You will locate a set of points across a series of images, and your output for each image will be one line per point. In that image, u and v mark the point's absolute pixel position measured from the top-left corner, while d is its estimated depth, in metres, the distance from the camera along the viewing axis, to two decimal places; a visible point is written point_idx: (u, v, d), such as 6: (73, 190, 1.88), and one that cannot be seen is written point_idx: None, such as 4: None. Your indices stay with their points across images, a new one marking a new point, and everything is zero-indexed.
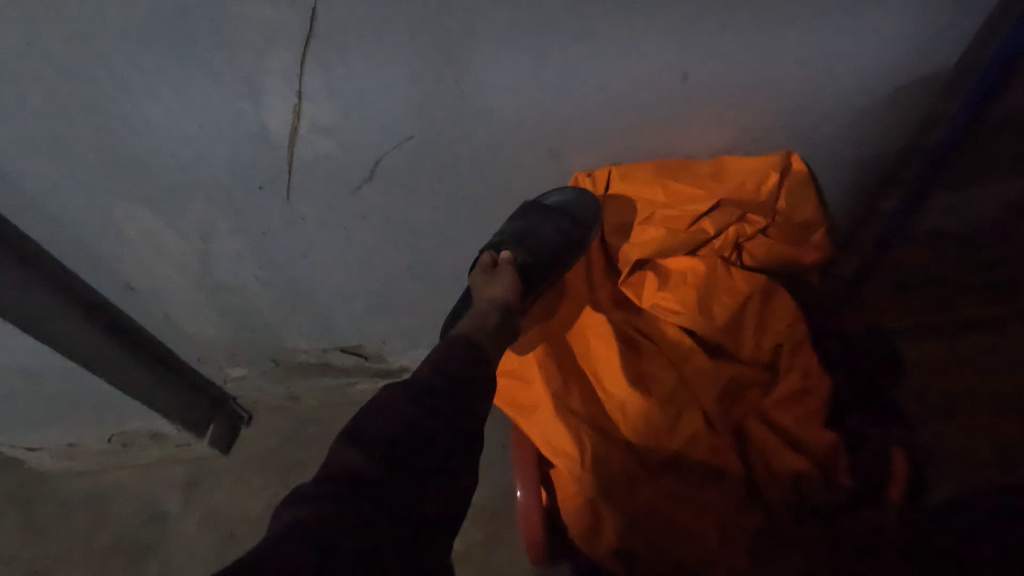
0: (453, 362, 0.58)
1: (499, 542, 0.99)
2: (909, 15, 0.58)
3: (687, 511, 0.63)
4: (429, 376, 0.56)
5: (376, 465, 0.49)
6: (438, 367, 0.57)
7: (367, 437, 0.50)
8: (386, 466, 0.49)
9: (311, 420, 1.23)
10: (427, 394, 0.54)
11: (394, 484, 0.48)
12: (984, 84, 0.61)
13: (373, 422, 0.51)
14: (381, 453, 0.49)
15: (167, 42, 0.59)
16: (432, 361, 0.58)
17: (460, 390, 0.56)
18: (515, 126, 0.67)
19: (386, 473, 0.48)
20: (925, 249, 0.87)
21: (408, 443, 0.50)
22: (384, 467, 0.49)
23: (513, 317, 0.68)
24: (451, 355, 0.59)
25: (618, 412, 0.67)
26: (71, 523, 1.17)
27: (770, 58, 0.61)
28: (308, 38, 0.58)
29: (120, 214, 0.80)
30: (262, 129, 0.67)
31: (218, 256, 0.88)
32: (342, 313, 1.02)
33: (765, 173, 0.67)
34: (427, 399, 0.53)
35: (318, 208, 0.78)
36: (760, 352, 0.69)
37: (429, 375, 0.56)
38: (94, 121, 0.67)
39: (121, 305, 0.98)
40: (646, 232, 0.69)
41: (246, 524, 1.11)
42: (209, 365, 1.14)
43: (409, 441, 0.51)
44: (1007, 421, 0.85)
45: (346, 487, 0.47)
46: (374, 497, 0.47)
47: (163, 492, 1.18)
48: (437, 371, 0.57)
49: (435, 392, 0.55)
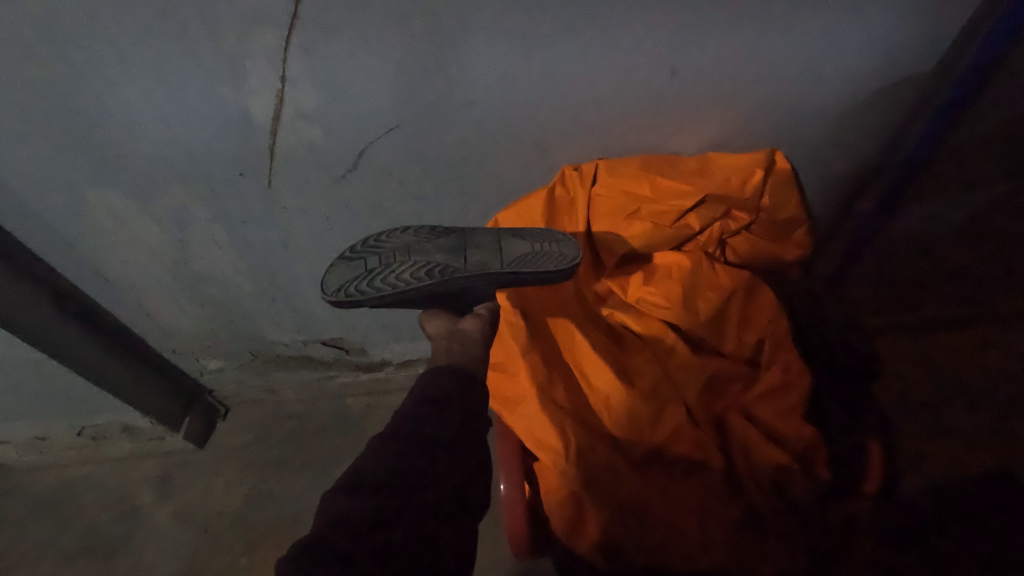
0: (435, 390, 0.56)
1: (483, 537, 0.99)
2: (892, 16, 0.58)
3: (669, 504, 0.63)
4: (410, 409, 0.54)
5: (364, 483, 0.48)
6: (415, 398, 0.55)
7: (356, 462, 0.50)
8: (370, 482, 0.47)
9: (291, 413, 1.21)
10: (409, 424, 0.52)
11: (383, 497, 0.47)
12: (968, 72, 0.64)
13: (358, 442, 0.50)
14: (369, 466, 0.49)
15: (142, 20, 0.57)
16: (410, 396, 0.56)
17: (444, 412, 0.54)
18: (502, 117, 0.66)
19: (372, 486, 0.47)
20: (912, 249, 0.88)
21: (394, 458, 0.49)
22: (371, 485, 0.47)
23: (454, 329, 0.67)
24: (425, 385, 0.57)
25: (601, 405, 0.66)
26: (40, 518, 1.14)
27: (757, 56, 0.61)
28: (292, 22, 0.57)
29: (92, 200, 0.77)
30: (244, 114, 0.66)
31: (198, 244, 0.85)
32: (323, 306, 1.00)
33: (751, 170, 0.67)
34: (410, 426, 0.52)
35: (300, 197, 0.77)
36: (743, 346, 0.69)
37: (410, 408, 0.54)
38: (66, 102, 0.64)
39: (94, 294, 0.94)
40: (632, 227, 0.68)
41: (223, 519, 1.08)
42: (187, 358, 1.12)
43: (396, 456, 0.49)
44: (977, 418, 0.88)
45: (330, 525, 0.45)
46: (364, 513, 0.46)
47: (139, 485, 1.15)
48: (419, 403, 0.54)
49: (417, 421, 0.52)
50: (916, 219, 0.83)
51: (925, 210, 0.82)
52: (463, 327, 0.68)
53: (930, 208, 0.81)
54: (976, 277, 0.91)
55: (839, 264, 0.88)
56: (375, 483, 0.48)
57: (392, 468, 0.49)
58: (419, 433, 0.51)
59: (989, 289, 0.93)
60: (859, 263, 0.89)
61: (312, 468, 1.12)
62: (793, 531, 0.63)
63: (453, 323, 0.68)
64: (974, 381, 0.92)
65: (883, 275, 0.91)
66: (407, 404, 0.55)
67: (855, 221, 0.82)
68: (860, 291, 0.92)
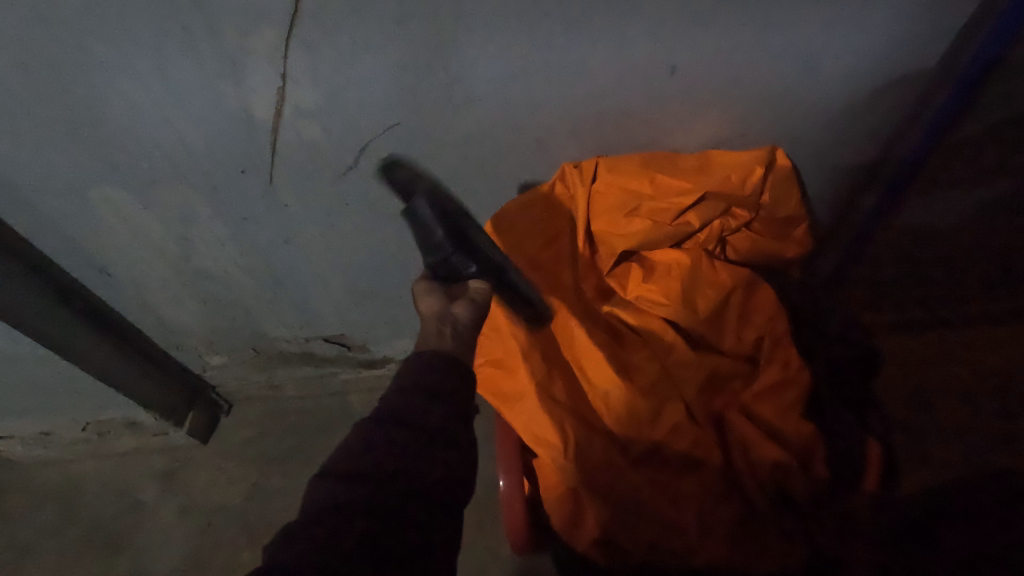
0: (421, 376, 0.55)
1: (484, 534, 0.99)
2: (893, 13, 0.58)
3: (667, 500, 0.63)
4: (396, 398, 0.53)
5: (358, 476, 0.48)
6: (399, 386, 0.54)
7: (344, 451, 0.50)
8: (361, 472, 0.48)
9: (294, 410, 1.22)
10: (399, 413, 0.52)
11: (375, 488, 0.47)
12: (976, 69, 0.62)
13: (349, 441, 0.50)
14: (360, 458, 0.49)
15: (143, 17, 0.57)
16: (395, 383, 0.55)
17: (432, 400, 0.53)
18: (502, 114, 0.66)
19: (364, 477, 0.48)
20: (918, 246, 0.87)
21: (387, 450, 0.49)
22: (364, 475, 0.48)
23: (445, 312, 0.66)
24: (410, 371, 0.55)
25: (600, 401, 0.67)
26: (45, 512, 1.15)
27: (759, 52, 0.61)
28: (293, 20, 0.57)
29: (95, 196, 0.78)
30: (245, 111, 0.66)
31: (200, 240, 0.86)
32: (324, 303, 1.01)
33: (750, 167, 0.67)
34: (399, 414, 0.51)
35: (301, 193, 0.77)
36: (742, 344, 0.70)
37: (396, 396, 0.53)
38: (67, 99, 0.65)
39: (99, 290, 0.95)
40: (632, 225, 0.68)
41: (225, 515, 1.09)
42: (190, 353, 1.13)
43: (387, 447, 0.49)
44: (975, 416, 0.89)
45: (321, 515, 0.46)
46: (356, 504, 0.46)
47: (143, 480, 1.16)
48: (407, 392, 0.53)
49: (407, 409, 0.52)
50: (920, 217, 0.83)
51: (927, 208, 0.81)
52: (454, 312, 0.66)
53: (932, 207, 0.81)
54: (982, 277, 0.90)
55: (839, 261, 0.89)
56: (367, 473, 0.48)
57: (383, 461, 0.49)
58: (407, 421, 0.51)
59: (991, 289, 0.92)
60: (860, 260, 0.89)
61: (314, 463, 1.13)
62: (790, 530, 0.63)
63: (444, 307, 0.67)
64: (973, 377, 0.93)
65: (885, 273, 0.91)
66: (389, 392, 0.54)
67: (858, 218, 0.82)
68: (861, 287, 0.92)
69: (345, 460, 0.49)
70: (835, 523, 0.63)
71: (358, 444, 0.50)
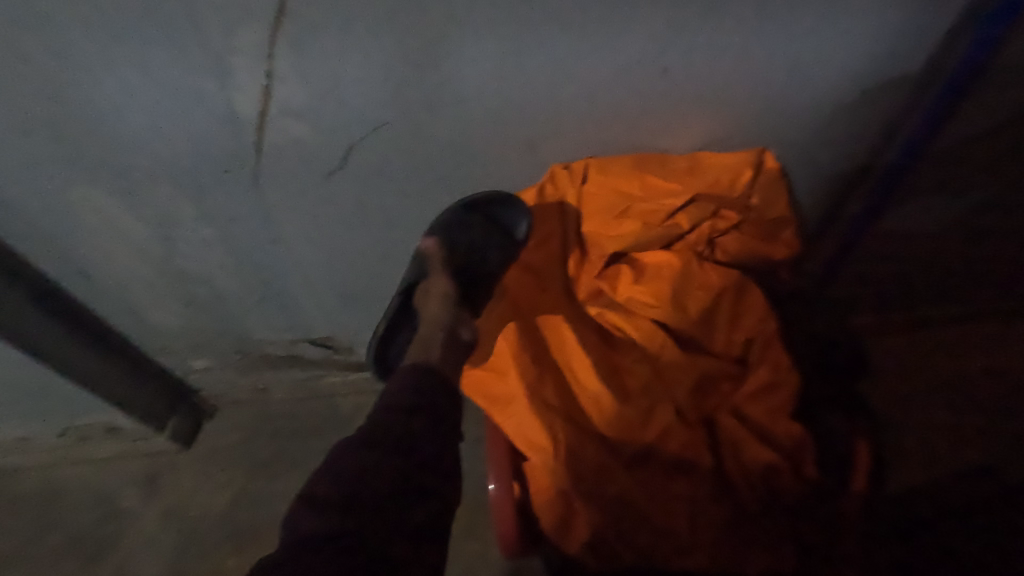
0: (411, 398, 0.55)
1: (473, 537, 0.98)
2: (878, 20, 0.59)
3: (660, 504, 0.63)
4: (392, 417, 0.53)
5: (352, 495, 0.48)
6: (397, 407, 0.54)
7: (334, 470, 0.50)
8: (354, 495, 0.48)
9: (279, 413, 1.19)
10: (394, 432, 0.52)
11: (369, 509, 0.48)
12: (961, 68, 0.64)
13: (342, 460, 0.51)
14: (352, 478, 0.49)
15: (123, 13, 0.55)
16: (384, 402, 0.55)
17: (431, 427, 0.54)
18: (492, 114, 0.66)
19: (354, 500, 0.48)
20: (905, 246, 0.87)
21: (381, 468, 0.50)
22: (354, 496, 0.48)
23: (451, 330, 0.68)
24: (398, 391, 0.56)
25: (593, 405, 0.66)
26: (22, 520, 1.12)
27: (749, 55, 0.61)
28: (279, 17, 0.56)
29: (75, 197, 0.76)
30: (229, 110, 0.65)
31: (183, 241, 0.84)
32: (311, 304, 0.99)
33: (739, 170, 0.69)
34: (394, 433, 0.52)
35: (286, 193, 0.76)
36: (732, 345, 0.70)
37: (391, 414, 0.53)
38: (45, 98, 0.63)
39: (78, 293, 0.93)
40: (623, 226, 0.69)
41: (210, 521, 1.07)
42: (173, 357, 1.11)
43: (381, 464, 0.50)
44: (962, 414, 0.89)
45: (313, 541, 0.46)
46: (348, 526, 0.47)
47: (125, 486, 1.14)
48: (396, 411, 0.54)
49: (398, 429, 0.53)
50: (907, 219, 0.83)
51: (915, 211, 0.82)
52: (459, 332, 0.69)
53: (919, 210, 0.82)
54: (976, 277, 0.91)
55: (831, 262, 0.89)
56: (362, 494, 0.48)
57: (374, 479, 0.49)
58: (404, 445, 0.52)
59: (990, 288, 0.93)
60: (847, 263, 0.89)
61: (300, 468, 1.11)
62: (785, 532, 0.61)
63: (453, 320, 0.70)
64: (949, 363, 0.93)
65: (874, 275, 0.91)
66: (383, 411, 0.54)
67: (844, 222, 0.83)
68: (843, 289, 0.92)
69: (337, 479, 0.49)
70: (831, 522, 0.63)
71: (352, 462, 0.50)
